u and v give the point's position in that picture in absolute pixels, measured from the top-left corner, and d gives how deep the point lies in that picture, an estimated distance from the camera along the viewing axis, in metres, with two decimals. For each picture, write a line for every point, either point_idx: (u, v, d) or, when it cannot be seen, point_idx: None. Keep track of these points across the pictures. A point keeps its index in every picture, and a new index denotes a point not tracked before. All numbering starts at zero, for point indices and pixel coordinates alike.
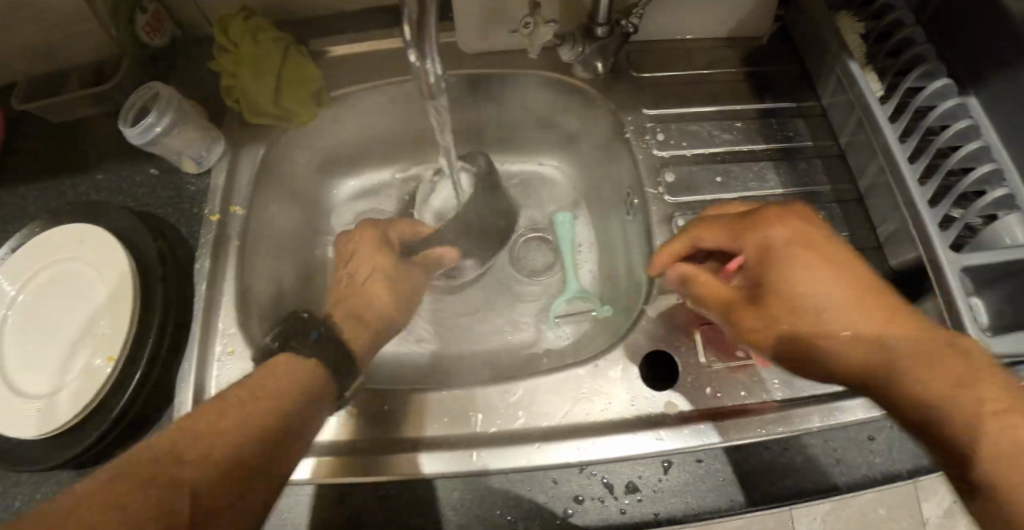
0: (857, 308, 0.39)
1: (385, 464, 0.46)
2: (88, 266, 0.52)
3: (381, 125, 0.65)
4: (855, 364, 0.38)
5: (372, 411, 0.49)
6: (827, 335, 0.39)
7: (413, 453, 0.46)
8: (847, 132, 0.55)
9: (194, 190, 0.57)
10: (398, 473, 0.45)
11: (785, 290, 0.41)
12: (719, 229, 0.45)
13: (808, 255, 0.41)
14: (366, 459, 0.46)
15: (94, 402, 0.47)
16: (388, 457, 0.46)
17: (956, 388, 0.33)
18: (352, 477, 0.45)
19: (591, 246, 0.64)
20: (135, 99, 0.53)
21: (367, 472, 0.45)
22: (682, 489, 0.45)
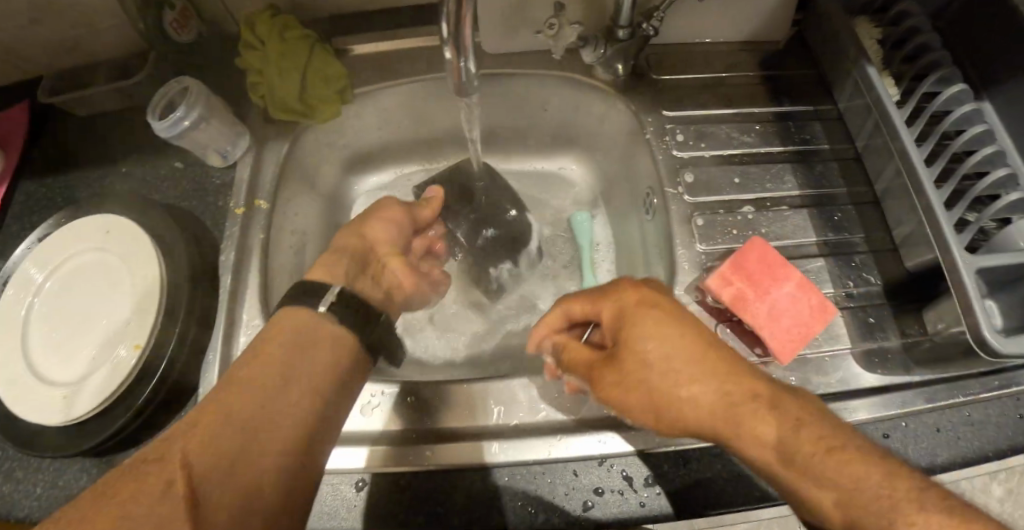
0: (705, 377, 0.38)
1: (416, 454, 0.46)
2: (115, 255, 0.53)
3: (401, 123, 0.66)
4: (707, 425, 0.38)
5: (405, 402, 0.50)
6: (685, 408, 0.38)
7: (446, 444, 0.47)
8: (863, 136, 0.56)
9: (218, 183, 0.58)
10: (430, 463, 0.46)
11: (626, 355, 0.40)
12: (591, 303, 0.44)
13: (649, 322, 0.40)
14: (398, 449, 0.47)
15: (120, 390, 0.47)
16: (419, 448, 0.47)
17: (784, 443, 0.35)
18: (384, 467, 0.46)
19: (608, 246, 0.66)
20: (163, 93, 0.54)
21: (398, 462, 0.46)
22: (699, 482, 0.45)
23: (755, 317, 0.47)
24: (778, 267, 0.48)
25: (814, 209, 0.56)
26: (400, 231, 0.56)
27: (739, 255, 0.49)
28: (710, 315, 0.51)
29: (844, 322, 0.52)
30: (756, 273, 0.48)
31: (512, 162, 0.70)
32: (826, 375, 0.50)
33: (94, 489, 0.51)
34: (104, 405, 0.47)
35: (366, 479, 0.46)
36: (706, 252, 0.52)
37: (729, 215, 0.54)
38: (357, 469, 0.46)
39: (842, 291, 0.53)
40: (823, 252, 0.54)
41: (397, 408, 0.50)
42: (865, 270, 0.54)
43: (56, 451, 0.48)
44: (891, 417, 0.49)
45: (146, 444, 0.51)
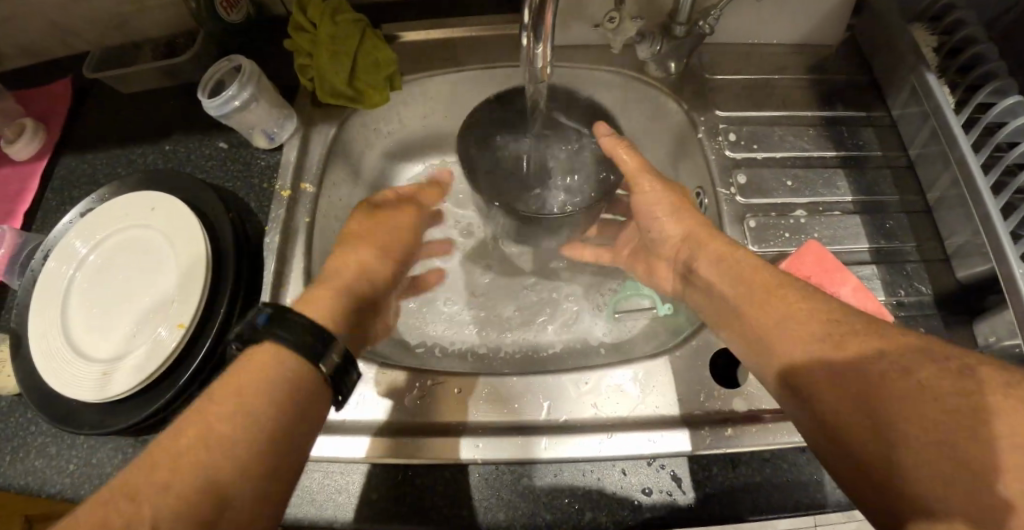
0: (755, 308, 0.41)
1: (457, 447, 0.46)
2: (158, 232, 0.52)
3: (445, 114, 0.65)
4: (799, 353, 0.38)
5: (438, 392, 0.49)
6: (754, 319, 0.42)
7: (482, 437, 0.46)
8: (918, 144, 0.56)
9: (263, 165, 0.57)
10: (459, 455, 0.45)
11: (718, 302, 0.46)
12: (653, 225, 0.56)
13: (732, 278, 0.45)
14: (426, 439, 0.46)
15: (162, 369, 0.47)
16: (450, 438, 0.46)
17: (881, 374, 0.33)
18: (413, 456, 0.45)
19: None
20: (214, 71, 0.54)
21: (426, 453, 0.46)
22: (749, 487, 0.44)
23: None
24: (835, 272, 0.47)
25: (866, 215, 0.55)
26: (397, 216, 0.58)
27: (796, 257, 0.48)
28: None
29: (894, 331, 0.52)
30: (812, 277, 0.48)
31: None
32: None
33: None
34: (144, 385, 0.47)
35: (391, 470, 0.45)
36: (758, 254, 0.52)
37: (781, 218, 0.53)
38: (359, 459, 0.45)
39: (892, 300, 0.52)
40: (874, 260, 0.53)
41: (435, 397, 0.49)
42: (916, 280, 0.53)
43: (95, 428, 0.47)
44: None
45: None
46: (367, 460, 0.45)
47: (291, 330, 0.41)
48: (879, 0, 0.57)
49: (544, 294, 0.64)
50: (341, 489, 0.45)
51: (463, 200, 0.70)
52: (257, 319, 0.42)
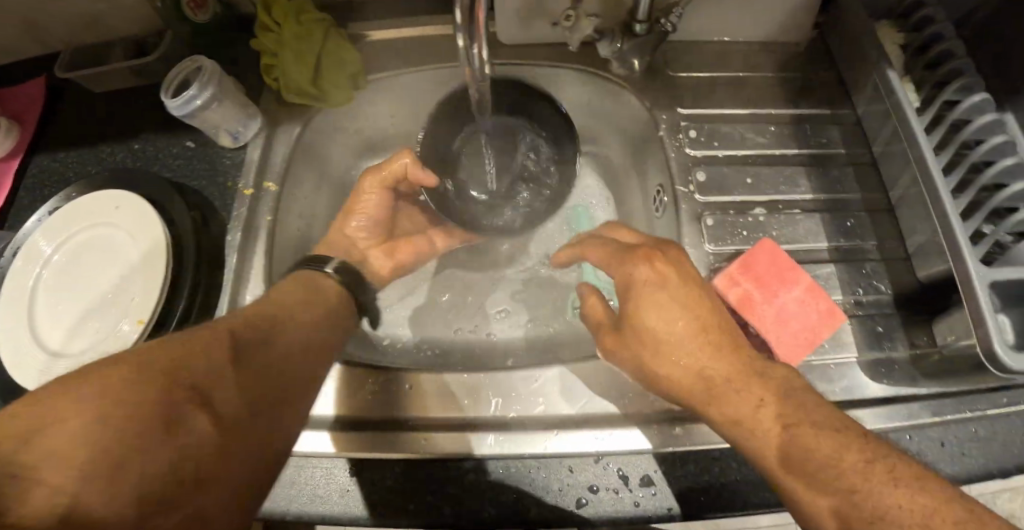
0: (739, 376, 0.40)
1: (403, 442, 0.46)
2: (121, 229, 0.53)
3: (414, 112, 0.66)
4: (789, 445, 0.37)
5: (384, 389, 0.49)
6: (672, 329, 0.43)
7: (428, 434, 0.46)
8: (880, 142, 0.55)
9: (228, 163, 0.58)
10: (404, 451, 0.46)
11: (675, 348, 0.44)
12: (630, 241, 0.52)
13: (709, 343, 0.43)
14: (366, 436, 0.46)
15: None
16: (392, 436, 0.46)
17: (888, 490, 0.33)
18: (355, 452, 0.45)
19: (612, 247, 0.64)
20: (178, 71, 0.54)
21: (366, 449, 0.46)
22: (695, 484, 0.45)
23: (760, 319, 0.47)
24: (787, 271, 0.48)
25: (826, 214, 0.55)
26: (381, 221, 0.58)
27: (750, 254, 0.48)
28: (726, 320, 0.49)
29: (852, 330, 0.52)
30: (764, 275, 0.48)
31: None
32: (829, 382, 0.50)
33: None
34: None
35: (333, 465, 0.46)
36: (715, 252, 0.52)
37: (740, 216, 0.53)
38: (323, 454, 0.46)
39: (850, 299, 0.52)
40: (833, 258, 0.53)
41: (382, 397, 0.49)
42: (875, 279, 0.53)
43: None
44: (894, 429, 0.48)
45: None
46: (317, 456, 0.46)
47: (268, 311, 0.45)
48: None
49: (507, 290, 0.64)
50: (309, 484, 0.46)
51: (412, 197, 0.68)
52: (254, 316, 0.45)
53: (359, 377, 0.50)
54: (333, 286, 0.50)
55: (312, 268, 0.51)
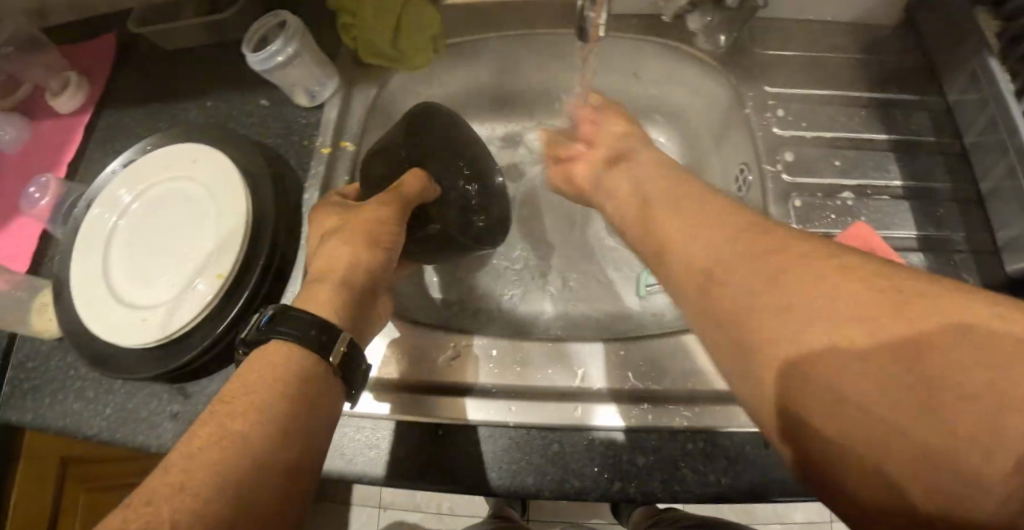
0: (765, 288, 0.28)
1: (488, 408, 0.46)
2: (198, 183, 0.53)
3: (484, 82, 0.64)
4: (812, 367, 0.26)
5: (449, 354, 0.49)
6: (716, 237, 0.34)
7: (514, 401, 0.46)
8: (974, 132, 0.54)
9: (303, 123, 0.57)
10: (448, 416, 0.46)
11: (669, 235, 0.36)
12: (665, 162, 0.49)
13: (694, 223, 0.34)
14: (419, 399, 0.47)
15: (201, 316, 0.48)
16: (443, 400, 0.47)
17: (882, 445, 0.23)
18: (408, 416, 0.46)
19: None
20: (259, 26, 0.54)
21: (415, 412, 0.46)
22: (785, 466, 0.43)
23: None
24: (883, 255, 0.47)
25: (914, 202, 0.53)
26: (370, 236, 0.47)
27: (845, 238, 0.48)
28: None
29: None
30: None
31: None
32: None
33: (166, 414, 0.51)
34: (182, 332, 0.48)
35: (417, 428, 0.46)
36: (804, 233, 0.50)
37: (828, 199, 0.52)
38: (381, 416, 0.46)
39: None
40: (921, 248, 0.52)
41: (457, 362, 0.49)
42: (965, 271, 0.51)
43: (132, 373, 0.48)
44: None
45: (218, 373, 0.51)
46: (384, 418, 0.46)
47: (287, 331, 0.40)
48: None
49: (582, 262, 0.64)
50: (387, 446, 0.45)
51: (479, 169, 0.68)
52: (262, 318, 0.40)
53: (439, 341, 0.50)
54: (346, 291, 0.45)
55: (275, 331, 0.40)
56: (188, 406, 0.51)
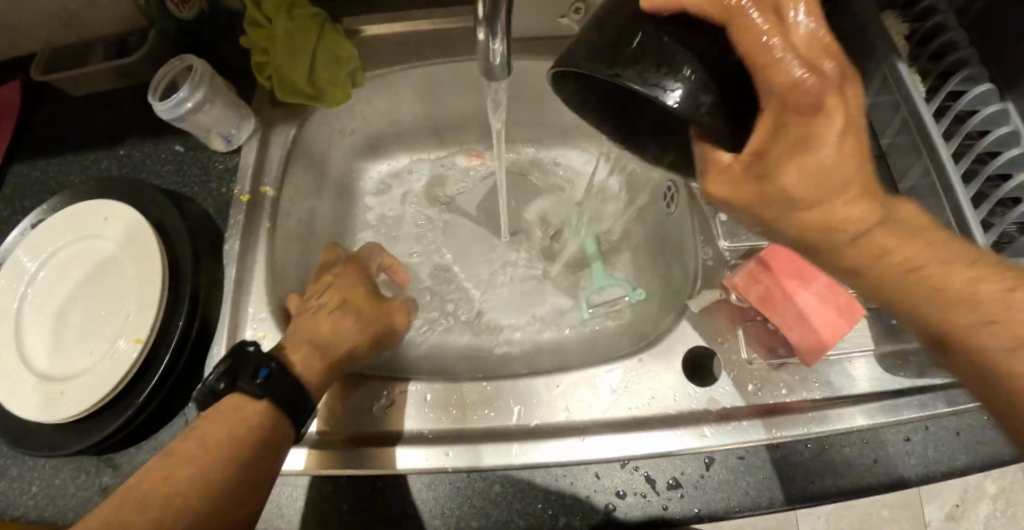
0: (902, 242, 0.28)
1: (401, 457, 0.45)
2: (112, 244, 0.50)
3: (409, 110, 0.63)
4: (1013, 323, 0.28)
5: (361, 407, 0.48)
6: (844, 232, 0.28)
7: (452, 445, 0.45)
8: (890, 134, 0.55)
9: (221, 169, 0.55)
10: (375, 465, 0.45)
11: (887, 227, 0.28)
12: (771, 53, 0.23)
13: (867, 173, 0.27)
14: (336, 453, 0.45)
15: (119, 387, 0.45)
16: (366, 449, 0.45)
17: None
18: (320, 468, 0.45)
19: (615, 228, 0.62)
20: (164, 71, 0.51)
21: (333, 465, 0.45)
22: (723, 486, 0.44)
23: (780, 316, 0.47)
24: (803, 267, 0.47)
25: None
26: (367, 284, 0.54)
27: (768, 252, 0.48)
28: (734, 314, 0.50)
29: (866, 323, 0.52)
30: (780, 271, 0.47)
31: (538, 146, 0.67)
32: (850, 378, 0.49)
33: (94, 488, 0.48)
34: (100, 405, 0.45)
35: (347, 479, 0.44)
36: (731, 248, 0.51)
37: None
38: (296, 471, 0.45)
39: None
40: None
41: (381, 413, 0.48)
42: None
43: (54, 449, 0.45)
44: (915, 420, 0.48)
45: (148, 441, 0.48)
46: (309, 473, 0.45)
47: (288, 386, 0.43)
48: None
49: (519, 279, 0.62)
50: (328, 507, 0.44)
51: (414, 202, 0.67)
52: (258, 373, 0.43)
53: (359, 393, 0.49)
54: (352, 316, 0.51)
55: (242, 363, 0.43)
56: (118, 477, 0.48)
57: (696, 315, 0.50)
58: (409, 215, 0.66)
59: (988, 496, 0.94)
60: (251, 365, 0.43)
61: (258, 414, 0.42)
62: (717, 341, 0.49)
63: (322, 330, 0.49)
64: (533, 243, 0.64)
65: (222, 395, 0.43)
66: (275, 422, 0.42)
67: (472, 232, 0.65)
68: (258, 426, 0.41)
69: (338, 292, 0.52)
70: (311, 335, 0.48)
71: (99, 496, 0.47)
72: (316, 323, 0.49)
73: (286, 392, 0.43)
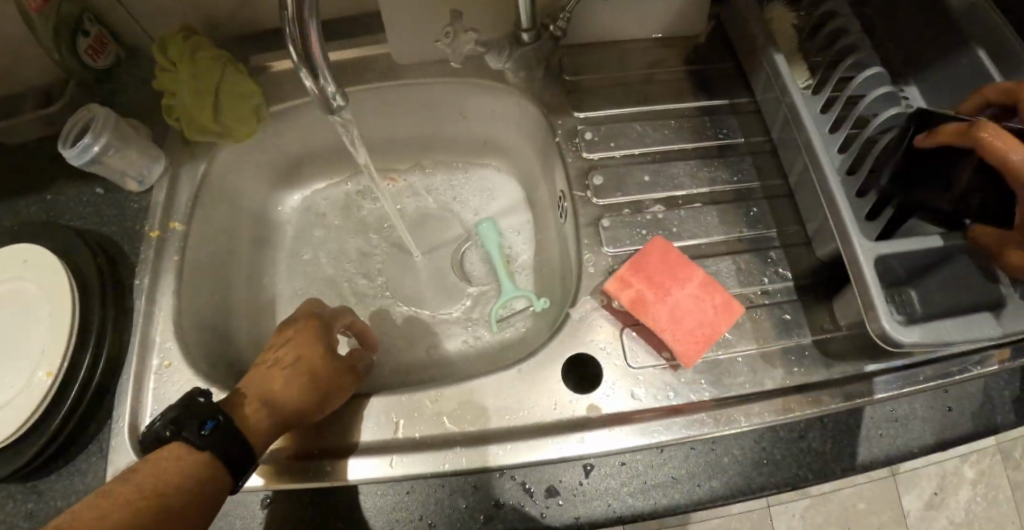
0: None
1: (352, 468, 0.46)
2: (29, 284, 0.53)
3: (319, 139, 0.66)
4: None
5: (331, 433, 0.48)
6: None
7: (335, 459, 0.46)
8: (777, 128, 0.55)
9: (136, 208, 0.58)
10: (331, 478, 0.46)
11: None
12: None
13: None
14: (296, 470, 0.46)
15: (33, 416, 0.48)
16: (327, 463, 0.46)
17: None
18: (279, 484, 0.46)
19: (523, 239, 0.65)
20: (75, 119, 0.55)
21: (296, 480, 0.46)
22: (606, 492, 0.45)
23: (652, 318, 0.47)
24: (678, 267, 0.48)
25: (730, 204, 0.55)
26: (318, 342, 0.49)
27: (640, 256, 0.49)
28: (618, 319, 0.50)
29: (757, 319, 0.51)
30: (655, 274, 0.48)
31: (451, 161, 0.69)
32: (737, 376, 0.49)
33: (20, 513, 0.50)
34: (14, 435, 0.48)
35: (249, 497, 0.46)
36: (613, 255, 0.52)
37: (637, 215, 0.54)
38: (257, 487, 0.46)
39: (757, 288, 0.52)
40: (737, 249, 0.53)
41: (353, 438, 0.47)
42: (781, 266, 0.53)
43: None
44: (809, 417, 0.48)
45: (67, 469, 0.51)
46: (266, 489, 0.46)
47: (232, 441, 0.41)
48: None
49: (437, 287, 0.65)
50: (229, 523, 0.45)
51: (335, 225, 0.69)
52: (204, 424, 0.41)
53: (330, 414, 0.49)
54: (285, 376, 0.47)
55: (190, 408, 0.42)
56: (41, 503, 0.50)
57: (580, 321, 0.50)
58: (335, 236, 0.68)
59: (967, 482, 0.86)
60: (201, 415, 0.42)
61: (198, 463, 0.40)
62: (599, 348, 0.49)
63: (274, 387, 0.46)
64: (449, 257, 0.66)
65: (167, 441, 0.41)
66: (213, 472, 0.40)
67: (392, 251, 0.67)
68: (196, 476, 0.39)
69: (296, 348, 0.49)
70: (258, 393, 0.46)
71: (21, 522, 0.49)
72: (269, 380, 0.47)
73: (229, 438, 0.41)
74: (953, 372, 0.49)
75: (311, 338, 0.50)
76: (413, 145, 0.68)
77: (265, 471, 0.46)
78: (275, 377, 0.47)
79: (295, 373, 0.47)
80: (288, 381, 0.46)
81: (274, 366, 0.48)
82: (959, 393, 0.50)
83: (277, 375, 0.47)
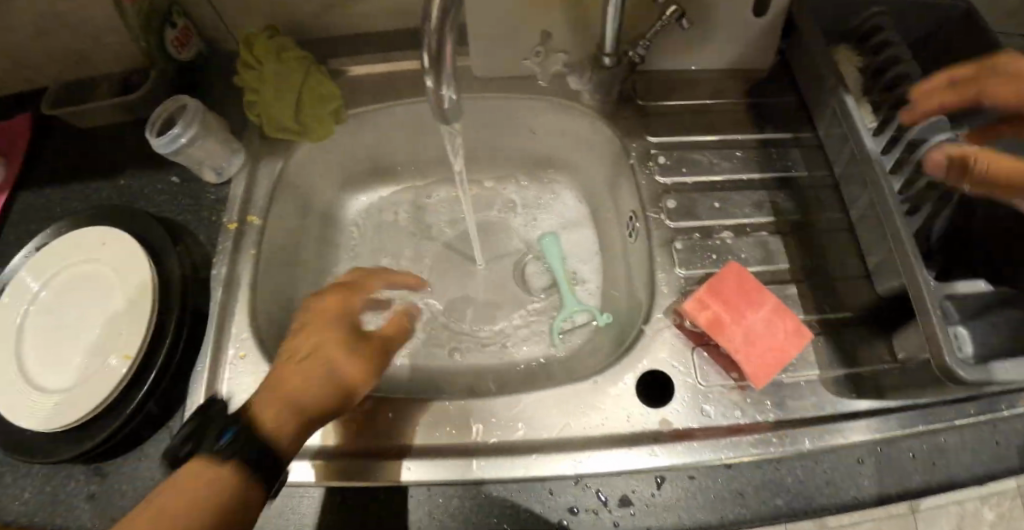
0: None
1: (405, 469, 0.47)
2: (109, 266, 0.54)
3: (389, 144, 0.68)
4: None
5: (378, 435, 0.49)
6: None
7: (402, 460, 0.48)
8: (839, 164, 0.56)
9: (213, 198, 0.59)
10: (383, 479, 0.47)
11: None
12: None
13: None
14: (343, 467, 0.48)
15: (111, 398, 0.48)
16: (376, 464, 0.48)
17: None
18: (329, 480, 0.47)
19: (584, 255, 0.67)
20: (163, 108, 0.56)
21: (343, 477, 0.47)
22: (675, 505, 0.46)
23: (727, 341, 0.49)
24: (754, 292, 0.50)
25: (791, 235, 0.57)
26: (342, 327, 0.47)
27: (717, 279, 0.51)
28: (689, 339, 0.52)
29: (819, 347, 0.53)
30: (731, 297, 0.50)
31: (514, 173, 0.71)
32: (801, 400, 0.51)
33: (82, 494, 0.50)
34: (90, 415, 0.48)
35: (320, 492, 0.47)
36: (686, 276, 0.54)
37: (706, 239, 0.56)
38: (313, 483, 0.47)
39: (817, 317, 0.54)
40: (797, 278, 0.56)
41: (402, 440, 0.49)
42: (841, 297, 0.55)
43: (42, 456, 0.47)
44: (870, 444, 0.50)
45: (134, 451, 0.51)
46: (319, 485, 0.47)
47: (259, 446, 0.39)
48: (804, 25, 0.59)
49: (495, 295, 0.66)
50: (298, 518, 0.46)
51: (395, 228, 0.70)
52: (223, 434, 0.39)
53: (381, 418, 0.50)
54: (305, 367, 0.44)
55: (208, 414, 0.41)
56: (106, 485, 0.50)
57: (651, 338, 0.52)
58: (393, 239, 0.70)
59: None
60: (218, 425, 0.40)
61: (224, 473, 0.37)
62: (669, 365, 0.51)
63: (292, 385, 0.43)
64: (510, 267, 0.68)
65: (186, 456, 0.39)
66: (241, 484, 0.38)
67: (451, 256, 0.69)
68: (225, 486, 0.37)
69: (314, 336, 0.46)
70: (275, 393, 0.42)
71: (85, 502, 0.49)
72: (284, 379, 0.43)
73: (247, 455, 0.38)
74: (1001, 406, 0.51)
75: (330, 323, 0.47)
76: (478, 154, 0.69)
77: (317, 466, 0.48)
78: (293, 372, 0.43)
79: (314, 360, 0.44)
80: (308, 371, 0.43)
81: (288, 358, 0.45)
82: (1007, 428, 0.52)
83: (295, 370, 0.43)
